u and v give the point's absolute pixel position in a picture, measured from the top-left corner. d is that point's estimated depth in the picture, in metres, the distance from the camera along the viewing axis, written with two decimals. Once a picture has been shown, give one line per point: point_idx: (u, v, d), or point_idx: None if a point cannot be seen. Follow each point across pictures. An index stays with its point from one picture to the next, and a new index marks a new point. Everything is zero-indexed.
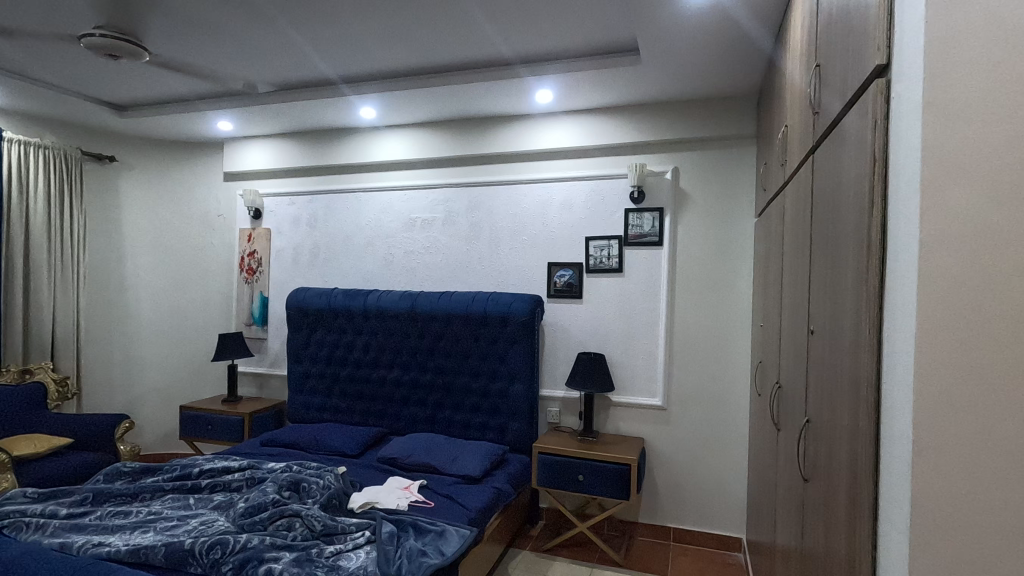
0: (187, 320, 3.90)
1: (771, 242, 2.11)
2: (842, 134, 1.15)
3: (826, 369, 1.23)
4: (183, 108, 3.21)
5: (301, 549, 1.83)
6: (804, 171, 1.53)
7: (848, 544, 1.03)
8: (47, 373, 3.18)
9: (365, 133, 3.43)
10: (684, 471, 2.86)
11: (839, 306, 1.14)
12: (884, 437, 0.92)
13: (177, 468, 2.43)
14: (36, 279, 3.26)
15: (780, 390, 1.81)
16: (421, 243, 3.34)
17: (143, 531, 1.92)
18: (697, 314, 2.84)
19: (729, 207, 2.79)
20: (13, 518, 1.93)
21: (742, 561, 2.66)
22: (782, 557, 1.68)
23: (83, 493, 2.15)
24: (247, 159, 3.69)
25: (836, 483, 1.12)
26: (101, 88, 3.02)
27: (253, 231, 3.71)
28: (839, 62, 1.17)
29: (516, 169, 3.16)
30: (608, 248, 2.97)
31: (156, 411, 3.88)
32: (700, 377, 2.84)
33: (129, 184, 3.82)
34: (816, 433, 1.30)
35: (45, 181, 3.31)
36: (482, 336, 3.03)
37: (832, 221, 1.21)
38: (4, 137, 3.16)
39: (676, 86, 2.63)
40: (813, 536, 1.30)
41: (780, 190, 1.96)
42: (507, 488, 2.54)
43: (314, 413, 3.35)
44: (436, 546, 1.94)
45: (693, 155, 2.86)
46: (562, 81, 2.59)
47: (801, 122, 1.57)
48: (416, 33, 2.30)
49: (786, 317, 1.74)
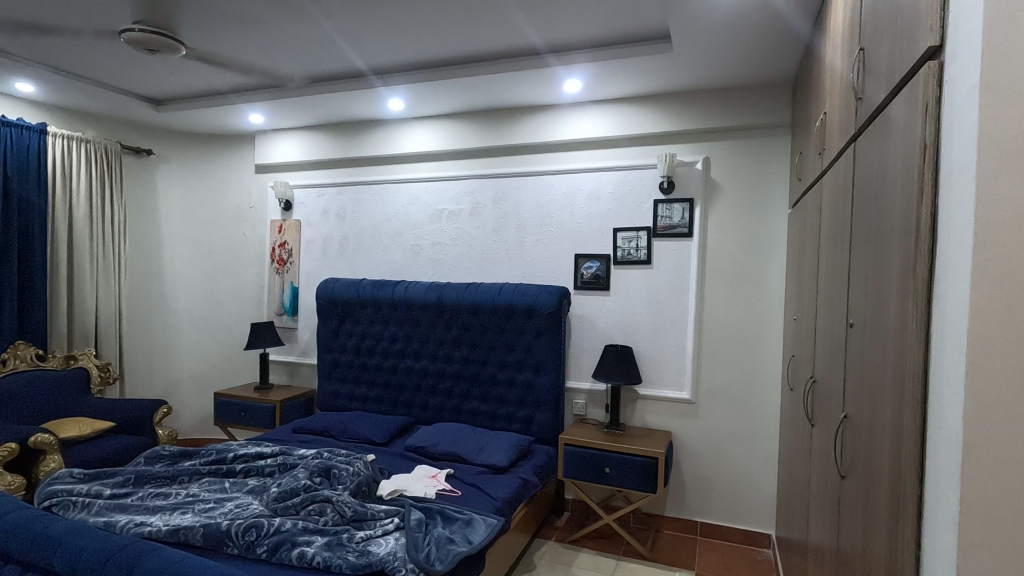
0: (221, 309, 4.00)
1: (806, 234, 2.06)
2: (887, 121, 1.11)
3: (867, 365, 1.19)
4: (217, 101, 3.27)
5: (332, 534, 1.87)
6: (844, 160, 1.48)
7: (889, 544, 1.01)
8: (90, 360, 3.32)
9: (393, 125, 3.46)
10: (713, 465, 2.83)
11: (882, 298, 1.10)
12: (930, 436, 0.89)
13: (213, 452, 2.50)
14: (79, 269, 3.37)
15: (814, 385, 1.77)
16: (448, 234, 3.36)
17: (182, 511, 1.99)
18: (728, 306, 2.79)
19: (762, 197, 2.73)
20: (61, 497, 2.02)
21: (771, 558, 2.62)
22: (815, 557, 1.65)
23: (125, 474, 2.23)
24: (278, 151, 3.75)
25: (876, 481, 1.10)
26: (139, 83, 3.10)
27: (283, 223, 3.77)
28: (885, 48, 1.13)
29: (543, 160, 3.14)
30: (636, 239, 2.93)
31: (192, 397, 4.00)
32: (730, 371, 2.79)
33: (166, 178, 3.94)
34: (855, 430, 1.26)
35: (87, 174, 3.42)
36: (509, 327, 3.04)
37: (875, 211, 1.17)
38: (49, 132, 3.27)
39: (709, 74, 2.57)
40: (850, 536, 1.27)
41: (817, 181, 1.91)
42: (533, 479, 2.55)
43: (343, 401, 3.40)
44: (464, 535, 1.96)
45: (725, 144, 2.80)
46: (591, 70, 2.56)
47: (841, 112, 1.52)
48: (445, 22, 2.30)
49: (823, 311, 1.70)
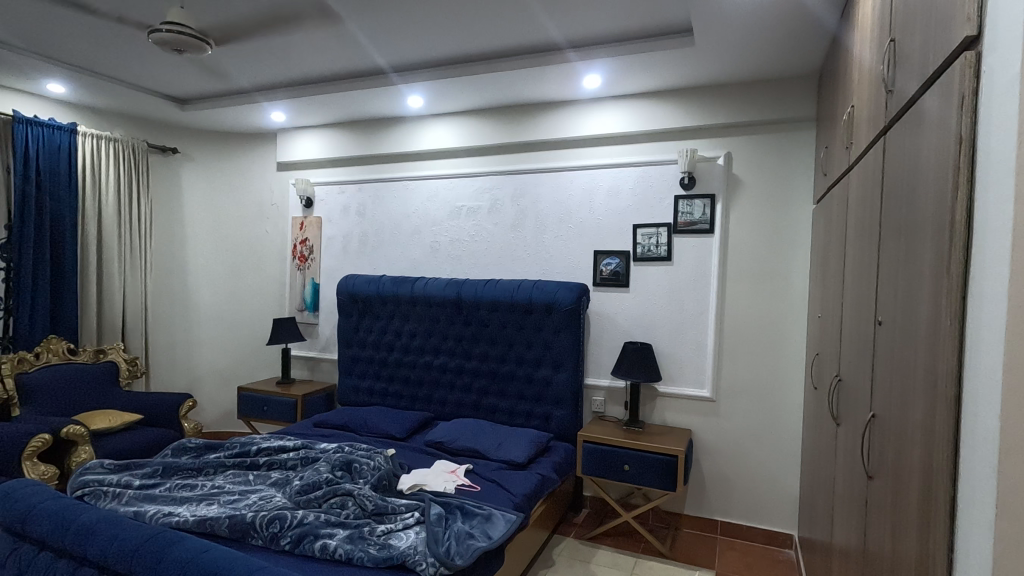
0: (244, 304, 4.06)
1: (832, 229, 2.02)
2: (919, 115, 1.08)
3: (897, 362, 1.17)
4: (241, 100, 3.32)
5: (354, 526, 1.90)
6: (873, 154, 1.45)
7: (920, 544, 0.99)
8: (119, 353, 3.42)
9: (413, 122, 3.47)
10: (733, 463, 2.80)
11: (913, 296, 1.08)
12: (965, 435, 0.87)
13: (237, 445, 2.55)
14: (108, 265, 3.45)
15: (840, 384, 1.74)
16: (467, 231, 3.36)
17: (208, 503, 2.03)
18: (750, 303, 2.76)
19: (786, 192, 2.69)
20: (93, 487, 2.08)
21: (793, 558, 2.58)
22: (840, 558, 1.62)
23: (153, 466, 2.28)
24: (300, 149, 3.79)
25: (906, 481, 1.07)
26: (165, 82, 3.16)
27: (305, 220, 3.82)
28: (918, 37, 1.10)
29: (562, 156, 3.13)
30: (656, 236, 2.91)
31: (215, 391, 4.08)
32: (751, 369, 2.76)
33: (191, 175, 4.01)
34: (883, 430, 1.24)
35: (115, 172, 3.50)
36: (528, 324, 3.04)
37: (906, 207, 1.15)
38: (79, 131, 3.35)
39: (732, 67, 2.53)
40: (877, 537, 1.25)
41: (843, 176, 1.87)
42: (552, 475, 2.55)
43: (363, 396, 3.44)
44: (483, 530, 1.97)
45: (747, 138, 2.75)
46: (611, 66, 2.54)
47: (870, 104, 1.48)
48: (465, 20, 2.30)
49: (849, 308, 1.67)
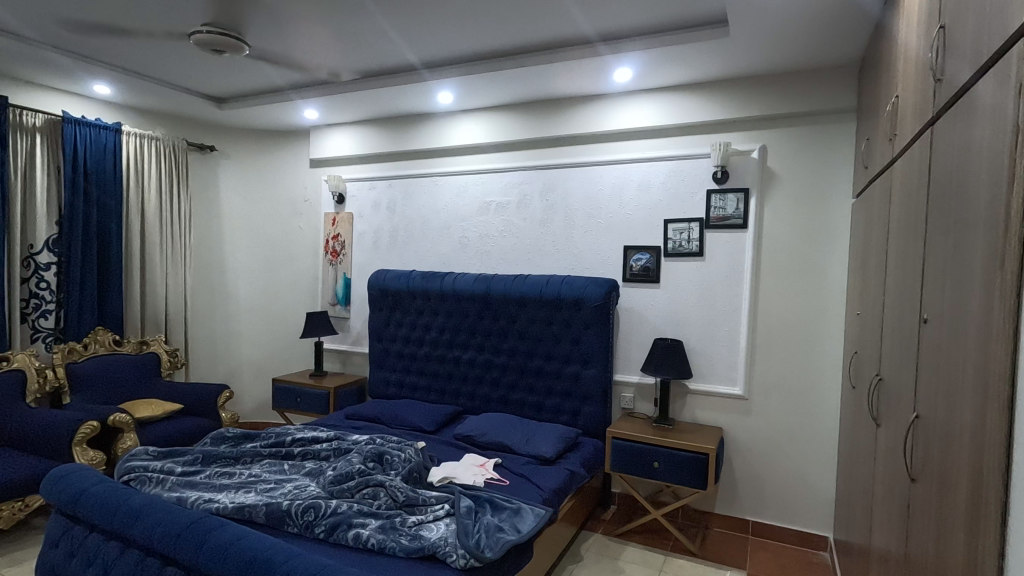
0: (278, 297, 4.16)
1: (872, 225, 1.97)
2: (972, 104, 1.04)
3: (943, 361, 1.13)
4: (276, 99, 3.39)
5: (386, 517, 1.93)
6: (920, 145, 1.40)
7: (968, 547, 0.95)
8: (160, 346, 3.58)
9: (442, 117, 3.49)
10: (766, 463, 2.75)
11: (962, 292, 1.04)
12: (1019, 437, 0.83)
13: (273, 435, 2.61)
14: (150, 259, 3.58)
15: (880, 383, 1.69)
16: (496, 226, 3.37)
17: (246, 490, 2.09)
18: (785, 300, 2.69)
19: (824, 186, 2.61)
20: (138, 473, 2.17)
21: (828, 560, 2.53)
22: (879, 561, 1.58)
23: (194, 453, 2.36)
24: (332, 145, 3.86)
25: (953, 485, 1.04)
26: (205, 83, 3.26)
27: (337, 215, 3.89)
28: (971, 23, 1.05)
29: (591, 151, 3.11)
30: (688, 231, 2.87)
31: (252, 382, 4.20)
32: (785, 367, 2.70)
33: (227, 172, 4.11)
34: (927, 430, 1.20)
35: (157, 170, 3.63)
36: (556, 320, 3.03)
37: (956, 201, 1.10)
38: (124, 131, 3.48)
39: (767, 58, 2.47)
40: (920, 540, 1.22)
41: (886, 170, 1.81)
42: (581, 471, 2.55)
43: (394, 389, 3.49)
44: (513, 523, 1.98)
45: (783, 132, 2.69)
46: (642, 59, 2.52)
47: (917, 93, 1.43)
48: (496, 15, 2.31)
49: (891, 305, 1.61)
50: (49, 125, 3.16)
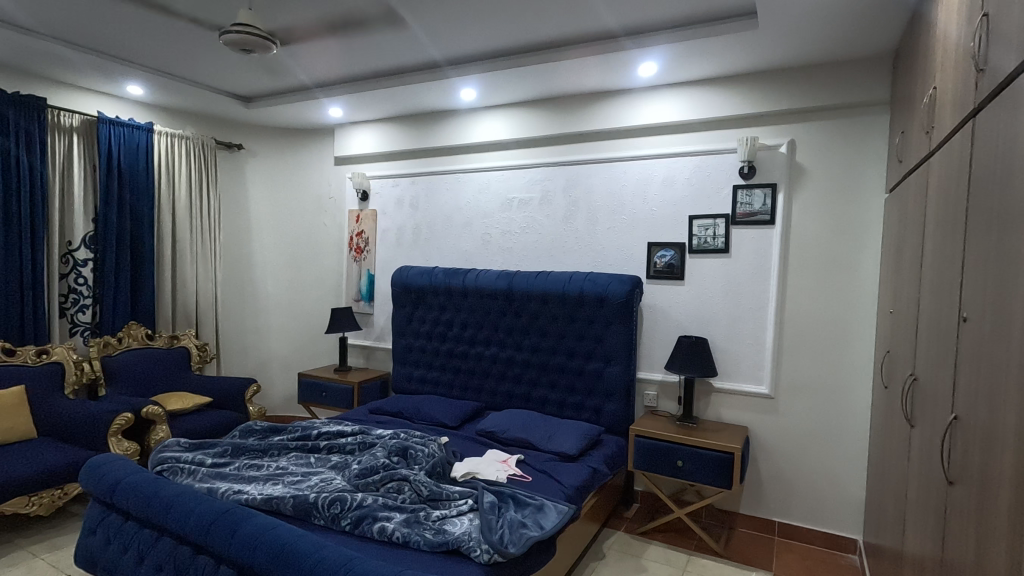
0: (304, 293, 4.22)
1: (907, 220, 1.91)
2: (1018, 95, 1.00)
3: (985, 361, 1.10)
4: (302, 98, 3.44)
5: (410, 511, 1.95)
6: (960, 138, 1.35)
7: (1011, 555, 0.92)
8: (191, 340, 3.64)
9: (465, 114, 3.50)
10: (793, 463, 2.70)
11: (1006, 290, 1.00)
12: None
13: (300, 429, 2.65)
14: (180, 255, 3.66)
15: (914, 383, 1.65)
16: (518, 222, 3.37)
17: (273, 482, 2.13)
18: (814, 298, 2.64)
19: (855, 181, 2.55)
20: (171, 463, 2.22)
21: (857, 563, 2.48)
22: (912, 565, 1.55)
23: (224, 446, 2.42)
24: (356, 143, 3.90)
25: (995, 487, 1.01)
26: (233, 83, 3.32)
27: (361, 213, 3.93)
28: (1018, 11, 1.01)
29: (614, 147, 3.08)
30: (713, 227, 2.82)
31: (278, 376, 4.28)
32: (813, 366, 2.65)
33: (254, 170, 4.18)
34: (967, 433, 1.16)
35: (187, 168, 3.71)
36: (579, 317, 3.02)
37: (1000, 195, 1.07)
38: (155, 130, 3.56)
39: (797, 49, 2.42)
40: (958, 546, 1.18)
41: (922, 164, 1.76)
42: (604, 469, 2.53)
43: (417, 385, 3.52)
44: (536, 520, 1.98)
45: (813, 125, 2.63)
46: (668, 52, 2.48)
47: (958, 83, 1.38)
48: (521, 10, 2.30)
49: (927, 303, 1.57)
50: (85, 125, 3.25)
